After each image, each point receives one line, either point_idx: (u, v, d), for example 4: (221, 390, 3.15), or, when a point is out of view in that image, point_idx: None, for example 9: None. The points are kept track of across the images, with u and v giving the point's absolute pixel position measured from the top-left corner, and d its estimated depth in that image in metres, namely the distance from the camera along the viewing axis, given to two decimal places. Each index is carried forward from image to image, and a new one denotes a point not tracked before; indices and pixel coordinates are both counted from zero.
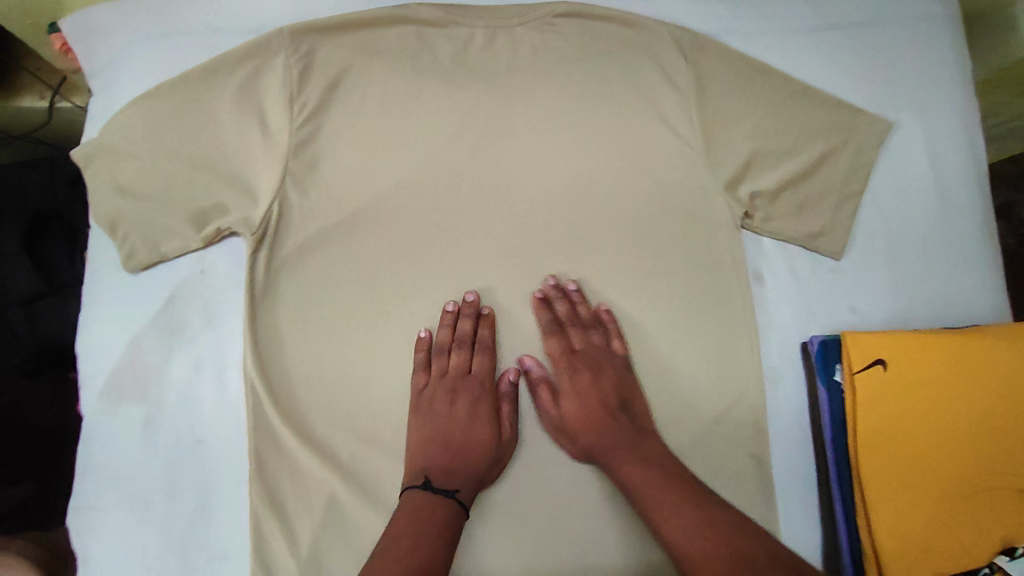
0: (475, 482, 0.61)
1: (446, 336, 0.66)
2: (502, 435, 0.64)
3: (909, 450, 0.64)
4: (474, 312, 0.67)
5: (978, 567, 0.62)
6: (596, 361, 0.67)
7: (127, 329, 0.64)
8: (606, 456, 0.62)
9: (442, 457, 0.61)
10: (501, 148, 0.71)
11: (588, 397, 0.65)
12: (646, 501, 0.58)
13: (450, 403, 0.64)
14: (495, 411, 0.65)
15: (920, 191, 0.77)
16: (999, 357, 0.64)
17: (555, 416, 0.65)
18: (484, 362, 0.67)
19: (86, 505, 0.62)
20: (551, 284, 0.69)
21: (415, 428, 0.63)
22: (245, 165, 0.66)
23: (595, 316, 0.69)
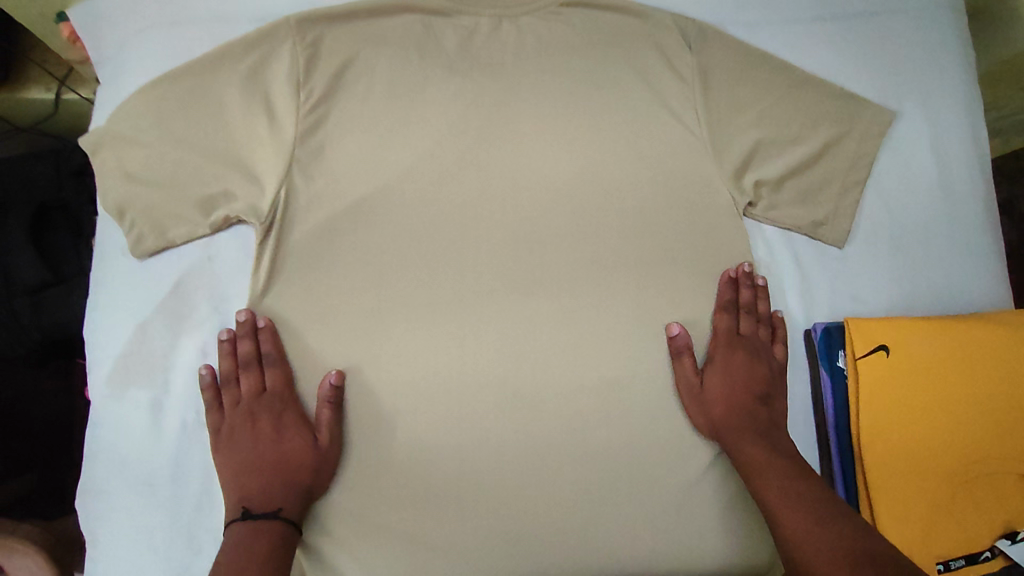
0: (300, 496, 0.61)
1: (229, 364, 0.64)
2: (320, 444, 0.63)
3: (914, 436, 0.64)
4: (249, 329, 0.64)
5: (981, 551, 0.63)
6: (757, 348, 0.69)
7: (133, 314, 0.65)
8: (731, 437, 0.65)
9: (258, 482, 0.61)
10: (506, 136, 0.71)
11: (734, 376, 0.68)
12: (769, 484, 0.61)
13: (251, 426, 0.63)
14: (302, 420, 0.64)
15: (923, 180, 0.77)
16: (1000, 343, 0.65)
17: (692, 386, 0.67)
18: (277, 374, 0.64)
19: (94, 488, 0.62)
20: (745, 269, 0.71)
21: (227, 456, 0.62)
22: (253, 152, 0.67)
23: (771, 316, 0.71)
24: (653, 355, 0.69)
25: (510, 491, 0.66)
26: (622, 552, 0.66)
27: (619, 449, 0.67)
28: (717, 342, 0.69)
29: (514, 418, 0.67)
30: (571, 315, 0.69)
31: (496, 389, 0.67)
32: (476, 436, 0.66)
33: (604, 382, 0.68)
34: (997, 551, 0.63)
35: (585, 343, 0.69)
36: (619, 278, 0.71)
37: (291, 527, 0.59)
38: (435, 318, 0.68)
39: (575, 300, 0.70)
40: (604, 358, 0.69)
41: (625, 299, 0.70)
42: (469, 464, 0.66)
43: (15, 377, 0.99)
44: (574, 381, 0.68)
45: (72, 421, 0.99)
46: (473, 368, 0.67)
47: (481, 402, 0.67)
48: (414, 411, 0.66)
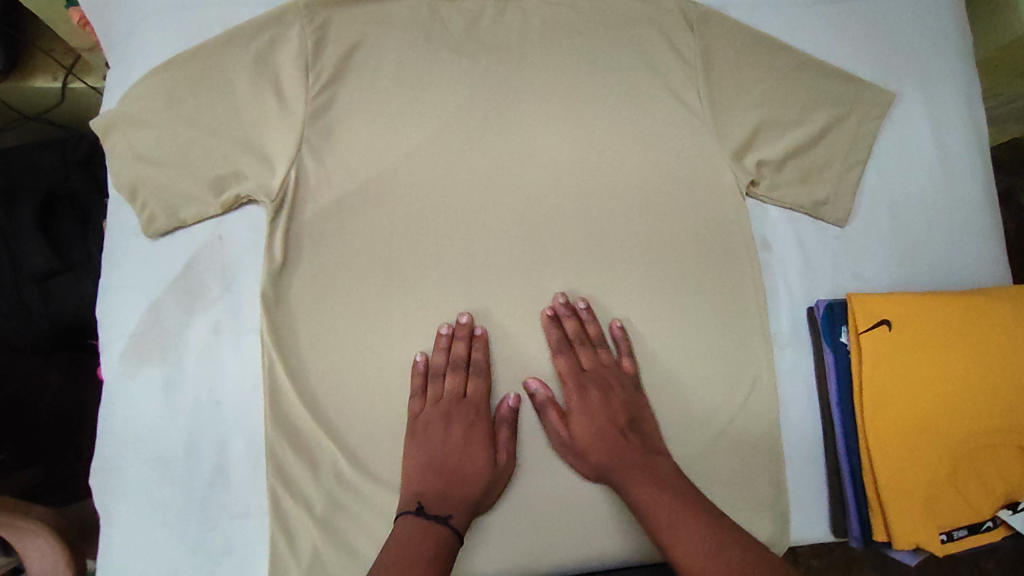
0: (469, 509, 0.61)
1: (441, 360, 0.66)
2: (497, 462, 0.64)
3: (917, 409, 0.65)
4: (575, 313, 0.69)
5: (982, 521, 0.64)
6: (602, 380, 0.67)
7: (145, 293, 0.65)
8: (615, 476, 0.63)
9: (436, 483, 0.62)
10: (512, 118, 0.72)
11: (597, 416, 0.65)
12: (657, 522, 0.59)
13: (446, 426, 0.64)
14: (488, 435, 0.65)
15: (923, 160, 0.78)
16: (999, 316, 0.66)
17: (563, 434, 0.65)
18: (479, 385, 0.67)
19: (109, 465, 0.63)
20: (560, 302, 0.69)
21: (432, 449, 0.63)
22: (262, 133, 0.67)
23: (603, 336, 0.69)
24: (659, 334, 0.70)
25: (520, 469, 0.66)
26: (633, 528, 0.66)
27: None
28: (568, 389, 0.67)
29: (522, 397, 0.68)
30: (579, 295, 0.70)
31: (503, 367, 0.69)
32: (486, 413, 0.66)
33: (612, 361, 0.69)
34: (999, 521, 0.64)
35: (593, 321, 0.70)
36: (626, 257, 0.72)
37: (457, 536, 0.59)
38: (445, 298, 0.68)
39: (582, 280, 0.71)
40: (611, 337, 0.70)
41: (631, 279, 0.71)
42: None
43: (21, 371, 0.99)
44: (581, 359, 0.69)
45: (77, 413, 1.00)
46: (481, 346, 0.68)
47: (490, 379, 0.67)
48: (425, 390, 0.66)
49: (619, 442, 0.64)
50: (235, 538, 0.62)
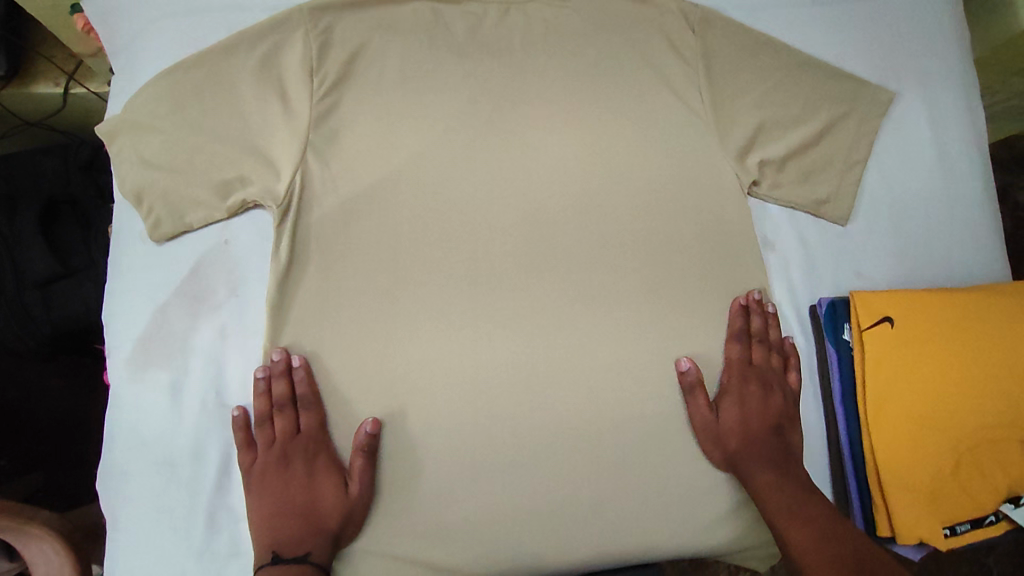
0: (329, 542, 0.61)
1: (264, 404, 0.64)
2: (350, 492, 0.63)
3: (919, 406, 0.65)
4: (284, 369, 0.64)
5: (985, 515, 0.64)
6: (769, 379, 0.69)
7: (151, 297, 0.65)
8: (749, 464, 0.66)
9: (287, 526, 0.61)
10: (514, 120, 0.72)
11: (750, 408, 0.68)
12: (784, 515, 0.62)
13: (283, 469, 0.63)
14: (334, 467, 0.64)
15: (922, 159, 0.79)
16: (998, 312, 0.67)
17: (705, 417, 0.67)
18: (311, 418, 0.64)
19: (115, 469, 0.63)
20: (755, 298, 0.71)
21: (261, 497, 0.62)
22: (268, 137, 0.68)
23: (783, 342, 0.71)
24: (663, 333, 0.71)
25: (526, 469, 0.67)
26: (635, 524, 0.68)
27: (631, 425, 0.69)
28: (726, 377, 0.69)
29: (529, 397, 0.68)
30: (582, 295, 0.71)
31: (509, 367, 0.68)
32: (490, 413, 0.67)
33: (616, 360, 0.70)
34: (1001, 515, 0.65)
35: (595, 321, 0.70)
36: (628, 257, 0.72)
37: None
38: (450, 300, 0.69)
39: (585, 280, 0.71)
40: (614, 337, 0.70)
41: (633, 279, 0.72)
42: (483, 442, 0.66)
43: (21, 378, 0.99)
44: (585, 359, 0.69)
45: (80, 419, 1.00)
46: (486, 346, 0.68)
47: (495, 380, 0.68)
48: (431, 390, 0.67)
49: (761, 437, 0.67)
50: (243, 540, 0.63)
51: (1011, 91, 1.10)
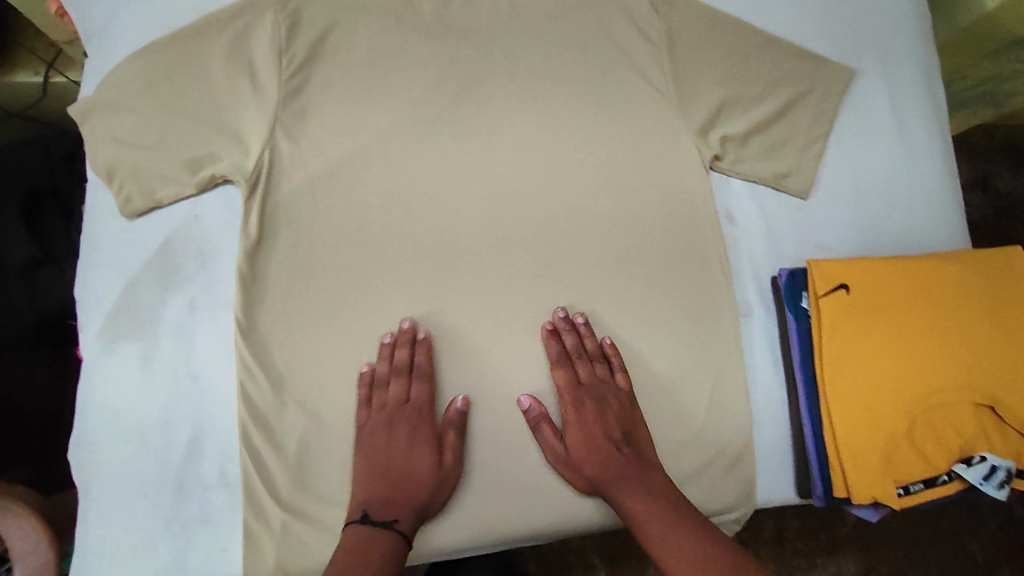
0: (417, 512, 0.62)
1: (387, 367, 0.67)
2: (444, 463, 0.65)
3: (873, 370, 0.67)
4: (409, 339, 0.67)
5: (937, 475, 0.66)
6: (601, 396, 0.68)
7: (123, 272, 0.67)
8: (610, 487, 0.64)
9: (382, 490, 0.62)
10: (481, 98, 0.74)
11: (591, 427, 0.66)
12: (653, 533, 0.60)
13: (389, 432, 0.65)
14: (431, 440, 0.66)
15: (882, 134, 0.81)
16: (952, 279, 0.69)
17: (558, 446, 0.66)
18: (423, 390, 0.67)
19: (87, 438, 0.64)
20: (560, 316, 0.70)
21: (360, 458, 0.64)
22: (237, 115, 0.69)
23: (601, 348, 0.70)
24: (628, 304, 0.73)
25: (493, 436, 0.68)
26: (600, 489, 0.69)
27: None
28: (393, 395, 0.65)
29: (497, 366, 0.70)
30: (548, 268, 0.72)
31: (477, 337, 0.70)
32: (458, 381, 0.69)
33: (581, 330, 0.72)
34: (952, 475, 0.67)
35: (561, 292, 0.72)
36: (592, 231, 0.74)
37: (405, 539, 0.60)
38: (419, 273, 0.70)
39: (552, 253, 0.73)
40: (580, 307, 0.72)
41: (598, 252, 0.73)
42: (451, 409, 0.69)
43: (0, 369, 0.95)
44: (552, 329, 0.71)
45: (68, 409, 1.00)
46: (454, 317, 0.70)
47: (463, 349, 0.70)
48: None
49: (613, 454, 0.65)
50: (211, 507, 0.64)
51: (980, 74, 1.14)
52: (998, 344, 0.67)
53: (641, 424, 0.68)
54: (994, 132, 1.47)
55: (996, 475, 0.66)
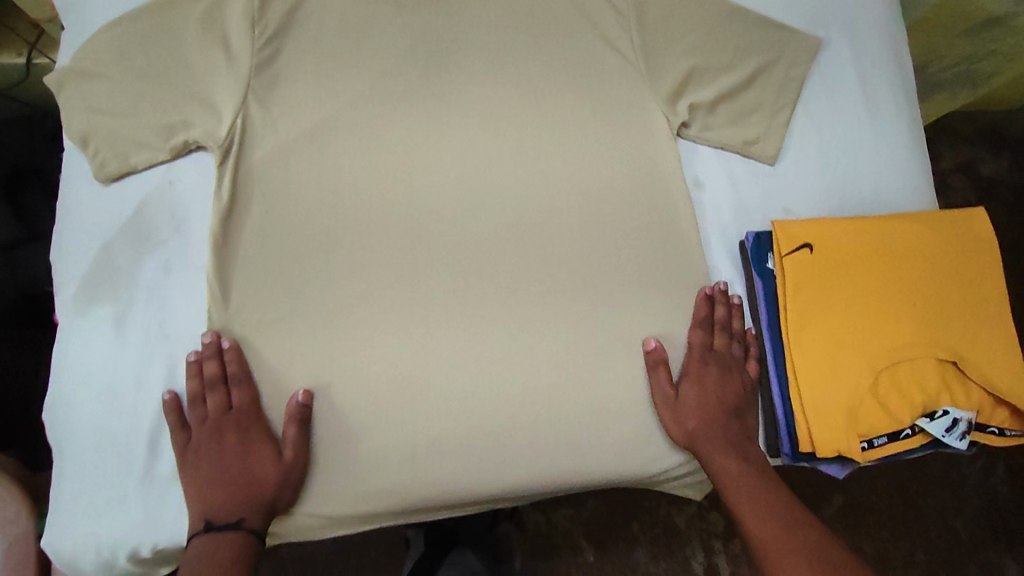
0: (265, 510, 0.64)
1: (197, 384, 0.65)
2: (285, 459, 0.66)
3: (837, 327, 0.68)
4: (215, 350, 0.65)
5: (901, 429, 0.67)
6: (728, 364, 0.71)
7: (98, 235, 0.68)
8: (704, 443, 0.68)
9: (221, 496, 0.63)
10: (451, 67, 0.75)
11: (699, 386, 0.69)
12: (739, 492, 0.64)
13: (217, 441, 0.65)
14: (269, 440, 0.66)
15: (849, 103, 0.82)
16: (913, 239, 0.70)
17: (671, 397, 0.69)
18: (244, 394, 0.66)
19: (63, 398, 0.65)
20: (720, 288, 0.73)
21: (195, 472, 0.64)
22: (210, 82, 0.70)
23: (744, 333, 0.72)
24: (596, 269, 0.74)
25: (462, 397, 0.69)
26: (570, 449, 0.70)
27: (565, 355, 0.72)
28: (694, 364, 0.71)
29: (465, 329, 0.71)
30: (517, 234, 0.74)
31: (446, 301, 0.71)
32: (426, 344, 0.70)
33: (549, 294, 0.73)
34: (917, 429, 0.68)
35: (530, 256, 0.73)
36: (561, 197, 0.75)
37: (254, 536, 0.63)
38: (389, 238, 0.71)
39: (521, 220, 0.74)
40: (548, 271, 0.73)
41: (566, 218, 0.75)
42: (420, 371, 0.69)
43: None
44: (519, 293, 0.72)
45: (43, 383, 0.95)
46: (423, 281, 0.71)
47: (431, 312, 0.71)
48: (370, 323, 0.70)
49: (717, 418, 0.68)
50: (184, 465, 0.65)
51: (958, 54, 1.15)
52: (954, 304, 0.70)
53: (752, 401, 0.71)
54: (970, 116, 1.48)
55: (957, 428, 0.68)
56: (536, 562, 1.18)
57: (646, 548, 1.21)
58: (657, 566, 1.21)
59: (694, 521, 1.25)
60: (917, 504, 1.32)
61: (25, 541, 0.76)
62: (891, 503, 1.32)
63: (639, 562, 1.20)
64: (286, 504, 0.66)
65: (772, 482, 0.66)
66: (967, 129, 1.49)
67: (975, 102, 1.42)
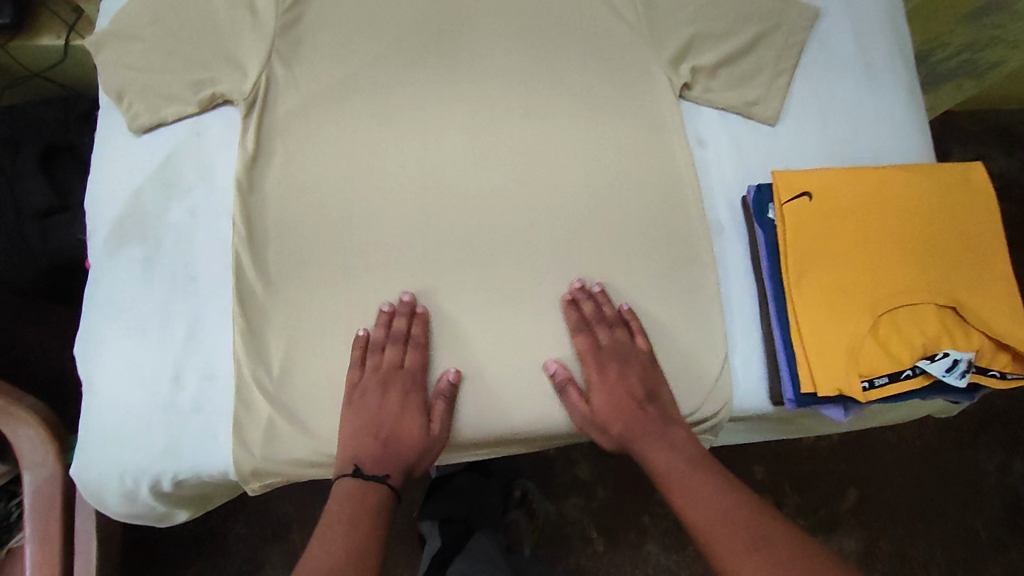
0: (404, 471, 0.68)
1: (381, 335, 0.70)
2: (431, 428, 0.69)
3: (835, 272, 0.70)
4: (408, 310, 0.70)
5: (902, 370, 0.68)
6: (624, 354, 0.71)
7: (129, 183, 0.72)
8: (636, 442, 0.69)
9: (376, 448, 0.67)
10: (462, 33, 0.79)
11: (613, 389, 0.70)
12: (671, 478, 0.67)
13: (382, 394, 0.68)
14: (423, 404, 0.69)
15: (848, 70, 0.85)
16: (912, 188, 0.72)
17: (588, 413, 0.70)
18: (416, 358, 0.70)
19: (93, 333, 0.69)
20: (576, 287, 0.73)
21: (350, 416, 0.67)
22: (237, 41, 0.74)
23: (619, 316, 0.73)
24: (600, 221, 0.76)
25: (472, 340, 0.72)
26: (576, 393, 0.72)
27: (572, 303, 0.74)
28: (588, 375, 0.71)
29: (476, 276, 0.73)
30: (525, 187, 0.76)
31: (458, 248, 0.74)
32: (437, 289, 0.73)
33: (556, 244, 0.75)
34: (918, 370, 0.69)
35: (538, 208, 0.76)
36: (567, 153, 0.78)
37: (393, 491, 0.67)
38: (404, 188, 0.75)
39: (529, 173, 0.77)
40: (555, 222, 0.76)
41: (572, 173, 0.77)
42: (431, 315, 0.72)
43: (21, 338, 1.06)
44: (528, 243, 0.75)
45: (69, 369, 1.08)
46: (435, 228, 0.74)
47: (443, 258, 0.73)
48: (385, 267, 0.73)
49: (627, 419, 0.69)
50: (203, 398, 0.68)
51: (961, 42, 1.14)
52: (954, 251, 0.71)
53: (664, 383, 0.72)
54: (977, 114, 1.50)
55: (957, 368, 0.68)
56: (548, 550, 1.21)
57: (657, 540, 1.23)
58: (668, 557, 1.22)
59: None
60: (935, 495, 1.30)
61: (51, 484, 0.80)
62: (909, 497, 1.29)
63: (650, 553, 1.22)
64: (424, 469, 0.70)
65: (703, 463, 0.67)
66: (977, 127, 1.49)
67: (982, 98, 1.44)
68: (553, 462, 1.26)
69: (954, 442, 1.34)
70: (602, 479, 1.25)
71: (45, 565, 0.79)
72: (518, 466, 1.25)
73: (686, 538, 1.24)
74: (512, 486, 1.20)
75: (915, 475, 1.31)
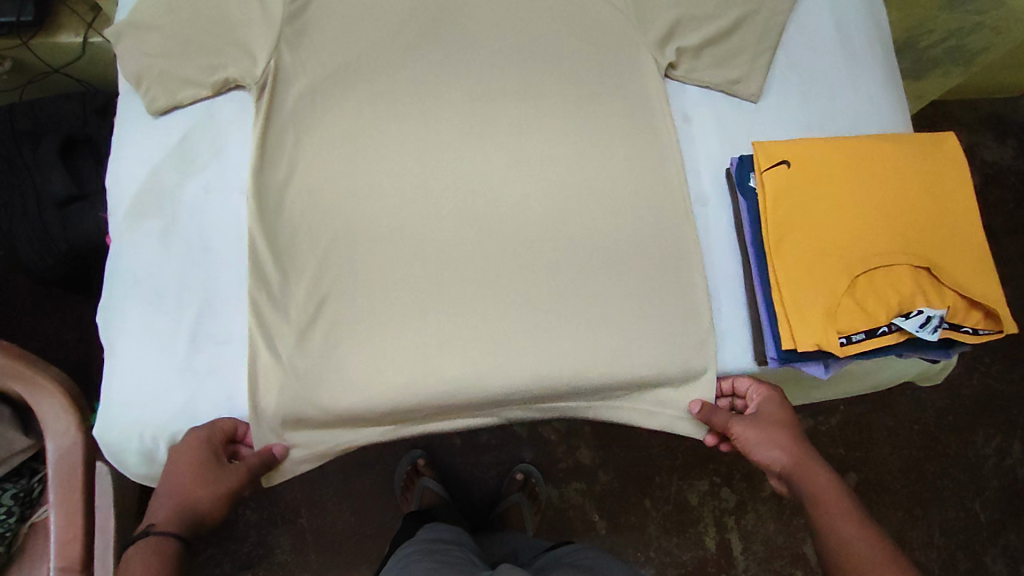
0: (185, 521, 0.68)
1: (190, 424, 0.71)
2: (233, 479, 0.70)
3: (816, 234, 0.75)
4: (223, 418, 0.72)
5: (878, 326, 0.73)
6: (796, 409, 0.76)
7: (148, 162, 0.78)
8: (799, 472, 0.71)
9: (167, 506, 0.67)
10: (458, 22, 0.84)
11: (786, 422, 0.74)
12: (836, 513, 0.68)
13: (177, 455, 0.69)
14: (218, 457, 0.69)
15: (828, 50, 0.89)
16: (888, 156, 0.76)
17: (759, 423, 0.74)
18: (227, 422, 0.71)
19: (116, 301, 0.74)
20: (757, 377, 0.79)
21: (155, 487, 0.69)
22: (247, 28, 0.78)
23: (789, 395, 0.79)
24: (591, 195, 0.80)
25: (470, 308, 0.76)
26: (572, 358, 0.76)
27: (563, 271, 0.78)
28: (764, 393, 0.76)
29: (473, 246, 0.78)
30: (519, 163, 0.81)
31: (455, 221, 0.78)
32: (436, 259, 0.77)
33: (548, 216, 0.79)
34: (894, 327, 0.73)
35: (530, 182, 0.80)
36: (557, 131, 0.82)
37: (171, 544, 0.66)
38: (405, 166, 0.79)
39: (522, 150, 0.81)
40: (546, 196, 0.80)
41: (564, 150, 0.82)
42: (430, 284, 0.76)
43: (38, 333, 1.17)
44: (522, 215, 0.79)
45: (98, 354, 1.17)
46: (433, 202, 0.78)
47: (441, 230, 0.78)
48: (388, 240, 0.77)
49: (801, 444, 0.73)
50: (217, 360, 0.73)
51: (945, 28, 1.13)
52: (930, 214, 0.75)
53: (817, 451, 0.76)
54: (970, 104, 1.50)
55: (931, 322, 0.73)
56: (551, 534, 1.24)
57: (659, 524, 1.26)
58: (669, 540, 1.25)
59: (707, 498, 1.28)
60: (929, 473, 1.32)
61: (73, 453, 0.83)
62: (906, 482, 1.31)
63: (651, 536, 1.25)
64: (210, 513, 0.69)
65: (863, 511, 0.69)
66: (970, 116, 1.50)
67: (975, 87, 1.45)
68: (557, 448, 1.28)
69: (952, 425, 1.34)
70: (605, 465, 1.27)
71: (67, 531, 0.82)
72: (522, 453, 1.27)
73: (686, 521, 1.26)
74: (516, 470, 1.25)
75: (913, 459, 1.32)
